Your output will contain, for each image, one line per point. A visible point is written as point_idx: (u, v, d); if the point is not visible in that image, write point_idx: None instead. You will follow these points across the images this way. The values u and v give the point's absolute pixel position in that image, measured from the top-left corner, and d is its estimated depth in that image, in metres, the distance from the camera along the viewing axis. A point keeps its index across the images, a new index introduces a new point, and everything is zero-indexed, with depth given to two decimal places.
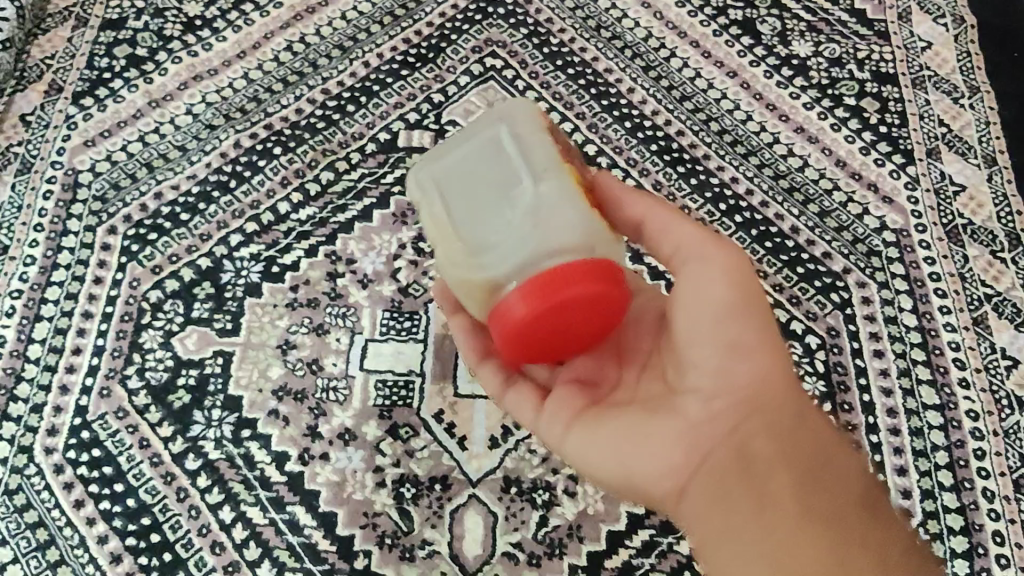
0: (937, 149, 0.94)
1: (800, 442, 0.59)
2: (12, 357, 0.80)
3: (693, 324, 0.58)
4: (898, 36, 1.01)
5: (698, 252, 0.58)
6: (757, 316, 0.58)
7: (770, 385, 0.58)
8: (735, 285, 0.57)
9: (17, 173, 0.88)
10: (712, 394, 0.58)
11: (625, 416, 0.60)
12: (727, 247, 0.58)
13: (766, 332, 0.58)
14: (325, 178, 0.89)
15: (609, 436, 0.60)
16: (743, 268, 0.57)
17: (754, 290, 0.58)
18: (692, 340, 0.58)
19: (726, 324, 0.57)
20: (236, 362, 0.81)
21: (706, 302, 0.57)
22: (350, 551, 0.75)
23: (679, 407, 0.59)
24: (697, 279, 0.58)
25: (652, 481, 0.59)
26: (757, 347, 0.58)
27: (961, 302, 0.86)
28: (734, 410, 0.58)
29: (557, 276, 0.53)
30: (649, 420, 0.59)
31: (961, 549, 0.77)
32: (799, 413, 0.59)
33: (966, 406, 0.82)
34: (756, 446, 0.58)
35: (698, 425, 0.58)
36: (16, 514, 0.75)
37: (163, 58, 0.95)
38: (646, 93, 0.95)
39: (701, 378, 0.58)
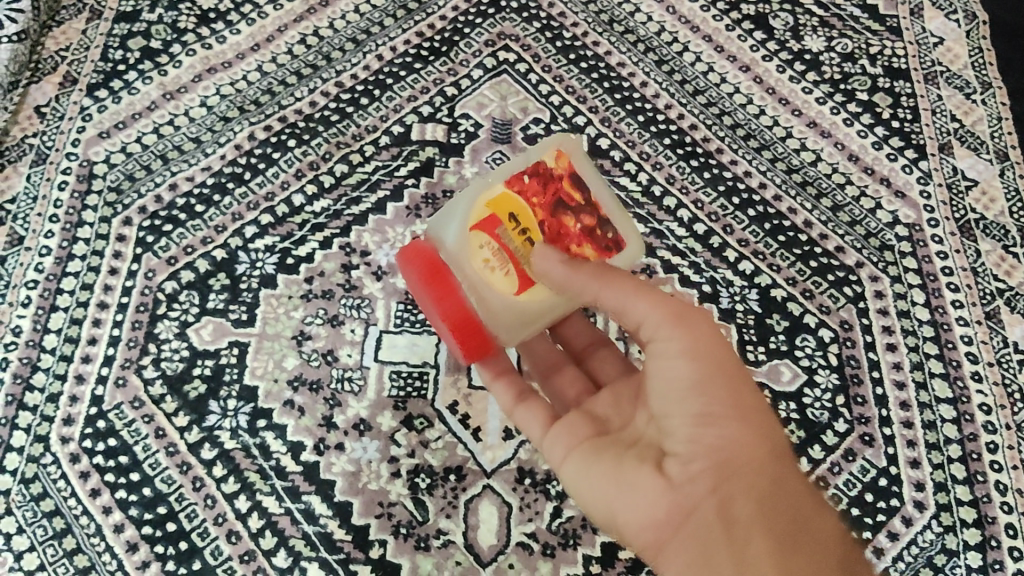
0: (950, 144, 0.94)
1: (781, 508, 0.56)
2: (28, 347, 0.80)
3: (668, 388, 0.57)
4: (910, 31, 1.01)
5: (662, 330, 0.57)
6: (726, 386, 0.56)
7: (742, 448, 0.56)
8: (695, 358, 0.56)
9: (32, 164, 0.88)
10: (688, 458, 0.55)
11: (607, 465, 0.58)
12: (691, 324, 0.57)
13: (740, 399, 0.56)
14: (339, 171, 0.89)
15: (595, 480, 0.58)
16: (698, 341, 0.57)
17: (720, 362, 0.56)
18: (668, 405, 0.57)
19: (694, 396, 0.56)
20: (252, 353, 0.81)
21: (676, 371, 0.56)
22: (365, 541, 0.76)
23: (660, 468, 0.56)
24: (665, 351, 0.57)
25: (633, 531, 0.57)
26: (727, 412, 0.56)
27: (974, 296, 0.87)
28: (713, 474, 0.55)
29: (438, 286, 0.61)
30: (632, 478, 0.57)
31: (975, 542, 0.77)
32: (785, 477, 0.57)
33: (979, 400, 0.82)
34: (735, 509, 0.55)
35: (677, 486, 0.55)
36: (32, 503, 0.75)
37: (177, 50, 0.95)
38: (659, 87, 0.95)
39: (677, 443, 0.56)
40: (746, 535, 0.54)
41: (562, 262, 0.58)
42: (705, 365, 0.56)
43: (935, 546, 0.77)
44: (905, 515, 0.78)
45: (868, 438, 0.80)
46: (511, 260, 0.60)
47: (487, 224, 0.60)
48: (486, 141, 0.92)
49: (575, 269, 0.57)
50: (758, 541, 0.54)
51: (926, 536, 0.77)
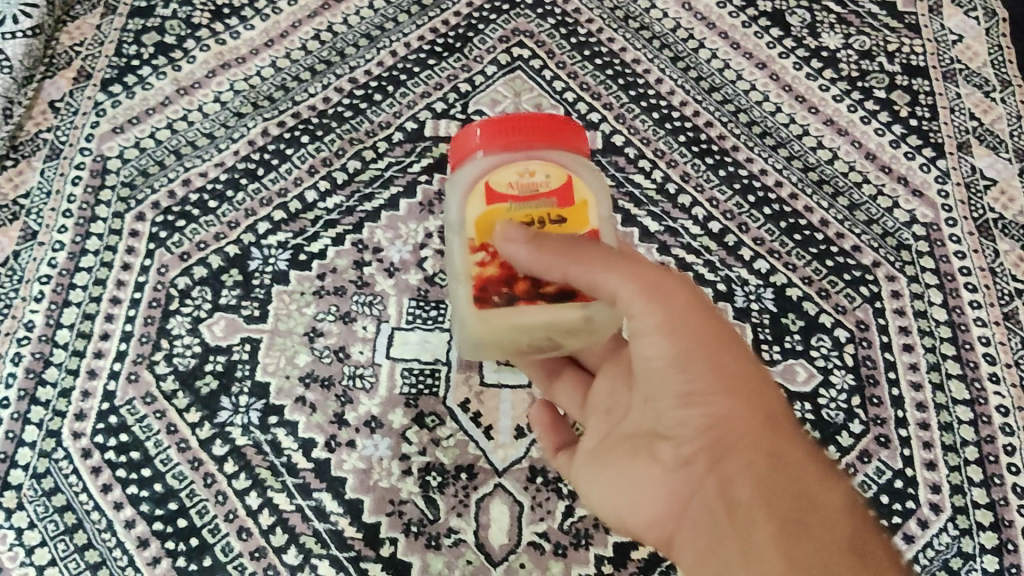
0: (969, 143, 0.93)
1: (782, 478, 0.53)
2: (41, 342, 0.80)
3: (653, 370, 0.56)
4: (929, 28, 1.00)
5: (634, 305, 0.54)
6: (705, 360, 0.54)
7: (732, 424, 0.54)
8: (670, 332, 0.54)
9: (46, 158, 0.88)
10: (679, 443, 0.55)
11: (614, 465, 0.59)
12: (662, 292, 0.54)
13: (724, 371, 0.55)
14: (352, 167, 0.89)
15: (604, 483, 0.59)
16: (680, 313, 0.54)
17: (697, 335, 0.54)
18: (656, 390, 0.56)
19: (675, 375, 0.55)
20: (264, 349, 0.81)
21: (657, 351, 0.55)
22: (375, 538, 0.75)
23: (656, 457, 0.56)
24: (645, 326, 0.55)
25: (646, 530, 0.58)
26: (712, 389, 0.54)
27: (992, 296, 0.86)
28: (707, 455, 0.54)
29: (543, 133, 0.57)
30: (633, 466, 0.57)
31: (991, 545, 0.76)
32: (784, 443, 0.54)
33: (996, 402, 0.81)
34: (735, 488, 0.53)
35: (672, 474, 0.55)
36: (44, 498, 0.75)
37: (191, 46, 0.95)
38: (674, 84, 0.94)
39: (668, 428, 0.56)
40: (749, 514, 0.52)
41: (529, 239, 0.54)
42: (683, 339, 0.54)
43: (950, 549, 0.76)
44: (920, 517, 0.77)
45: (883, 440, 0.79)
46: (524, 202, 0.56)
47: (563, 193, 0.57)
48: None
49: (536, 245, 0.53)
50: (761, 522, 0.51)
51: (942, 538, 0.76)
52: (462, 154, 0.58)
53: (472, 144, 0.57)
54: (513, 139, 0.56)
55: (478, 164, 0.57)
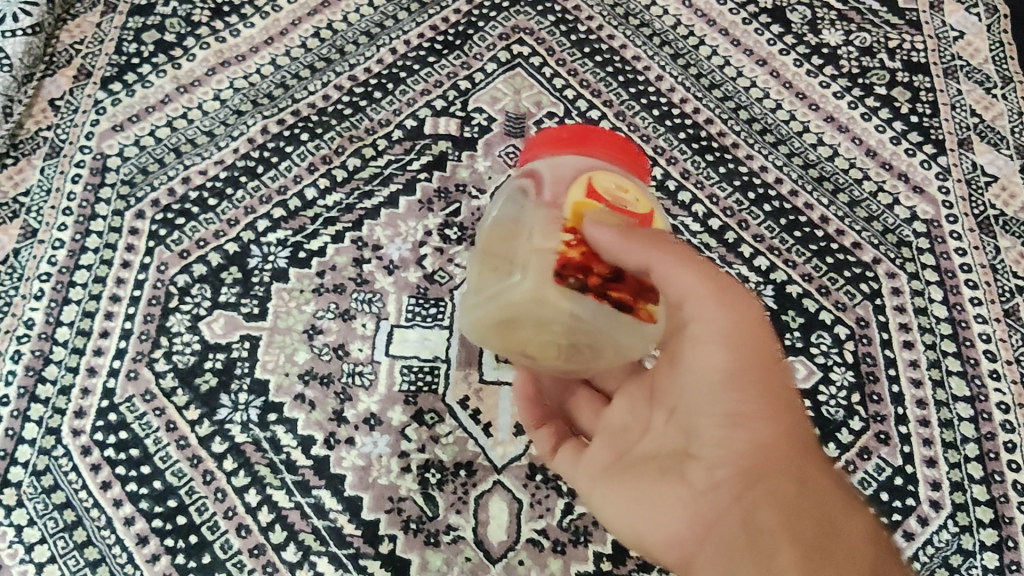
0: (970, 139, 0.93)
1: (810, 506, 0.52)
2: (41, 339, 0.80)
3: (701, 387, 0.56)
4: (930, 25, 1.00)
5: (705, 312, 0.56)
6: (760, 382, 0.55)
7: (771, 448, 0.54)
8: (733, 346, 0.55)
9: (46, 156, 0.88)
10: (712, 463, 0.54)
11: (636, 483, 0.57)
12: (732, 306, 0.56)
13: (773, 398, 0.55)
14: (352, 165, 0.89)
15: (625, 500, 0.58)
16: (741, 328, 0.56)
17: (754, 354, 0.56)
18: (698, 409, 0.56)
19: (726, 391, 0.55)
20: (263, 347, 0.81)
21: (711, 367, 0.56)
22: (374, 535, 0.75)
23: (684, 475, 0.55)
24: (705, 337, 0.56)
25: (664, 551, 0.56)
26: (758, 411, 0.54)
27: (992, 293, 0.85)
28: (739, 477, 0.53)
29: (631, 158, 0.62)
30: (658, 484, 0.56)
31: (992, 542, 0.76)
32: (816, 477, 0.54)
33: (997, 399, 0.81)
34: (759, 513, 0.52)
35: (698, 493, 0.54)
36: (44, 495, 0.75)
37: (191, 43, 0.95)
38: (674, 81, 0.94)
39: (703, 447, 0.55)
40: (771, 536, 0.50)
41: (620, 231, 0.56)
42: (742, 357, 0.55)
43: (950, 546, 0.76)
44: (920, 515, 0.77)
45: (883, 437, 0.79)
46: (622, 203, 0.58)
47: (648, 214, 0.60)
48: (499, 135, 0.91)
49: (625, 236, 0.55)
50: (784, 544, 0.50)
51: (942, 536, 0.76)
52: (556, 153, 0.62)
53: (580, 143, 0.61)
54: (611, 152, 0.61)
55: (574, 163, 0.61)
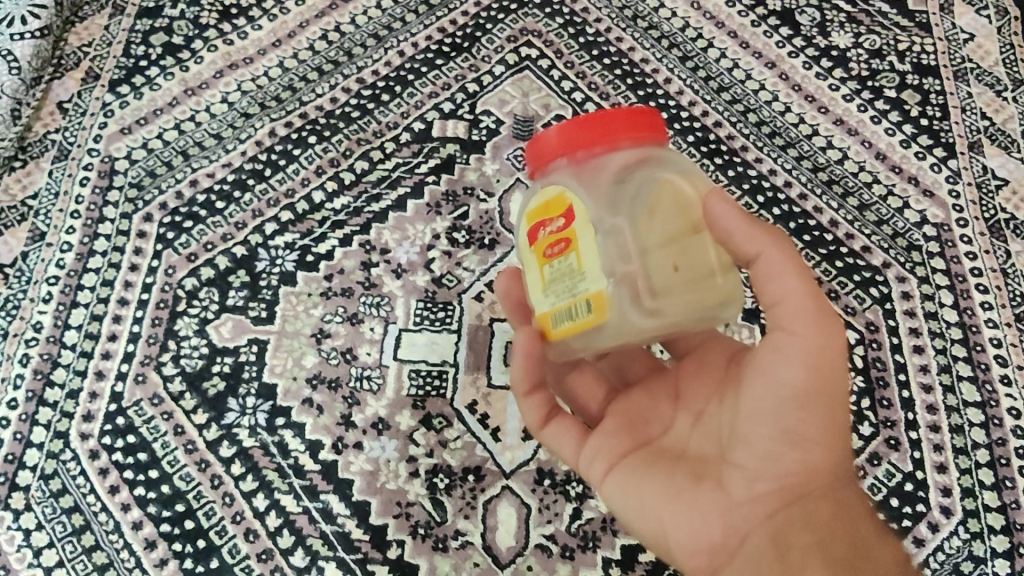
0: (980, 143, 0.93)
1: (843, 531, 0.51)
2: (49, 342, 0.80)
3: (763, 403, 0.50)
4: (940, 27, 0.99)
5: (794, 325, 0.48)
6: (828, 404, 0.50)
7: (817, 475, 0.52)
8: (813, 369, 0.49)
9: (54, 159, 0.88)
10: (754, 475, 0.51)
11: (660, 482, 0.54)
12: (830, 324, 0.48)
13: (835, 417, 0.51)
14: (359, 168, 0.88)
15: (648, 494, 0.54)
16: (832, 355, 0.49)
17: (833, 381, 0.50)
18: (748, 418, 0.51)
19: (791, 411, 0.50)
20: (271, 351, 0.81)
21: (782, 382, 0.49)
22: (383, 540, 0.75)
23: (720, 482, 0.52)
24: (780, 354, 0.49)
25: (685, 555, 0.53)
26: (817, 434, 0.51)
27: (1003, 297, 0.85)
28: (777, 496, 0.51)
29: (647, 136, 0.52)
30: (690, 490, 0.53)
31: (1003, 549, 0.76)
32: (851, 499, 0.53)
33: (1008, 404, 0.81)
34: (792, 538, 0.51)
35: (735, 504, 0.52)
36: (51, 499, 0.75)
37: (199, 46, 0.94)
38: (683, 84, 0.94)
39: (747, 457, 0.51)
40: (804, 559, 0.50)
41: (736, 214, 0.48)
42: (818, 379, 0.49)
43: (961, 553, 0.76)
44: (931, 521, 0.76)
45: (894, 442, 0.79)
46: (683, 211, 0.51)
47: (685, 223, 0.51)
48: (508, 139, 0.91)
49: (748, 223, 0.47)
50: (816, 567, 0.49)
51: (953, 542, 0.76)
52: (620, 136, 0.51)
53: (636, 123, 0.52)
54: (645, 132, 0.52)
55: (668, 154, 0.53)
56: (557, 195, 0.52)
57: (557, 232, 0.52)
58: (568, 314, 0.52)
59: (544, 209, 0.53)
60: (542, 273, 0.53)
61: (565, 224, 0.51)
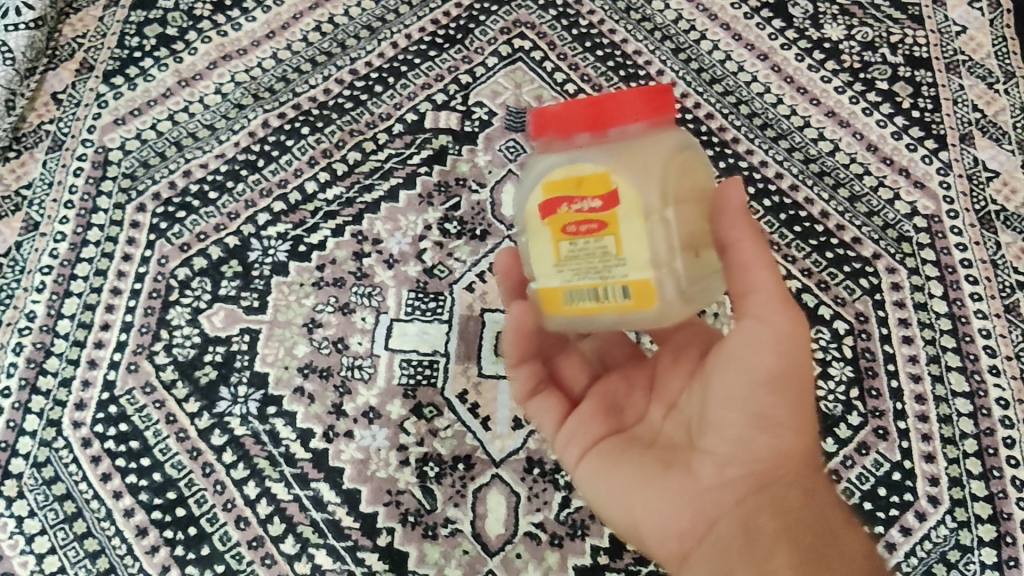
0: (971, 135, 0.93)
1: (817, 518, 0.50)
2: (42, 331, 0.81)
3: (731, 389, 0.51)
4: (932, 20, 0.99)
5: (762, 310, 0.49)
6: (796, 389, 0.51)
7: (787, 460, 0.52)
8: (782, 353, 0.49)
9: (48, 150, 0.89)
10: (725, 460, 0.52)
11: (632, 470, 0.55)
12: (797, 312, 0.49)
13: (803, 401, 0.52)
14: (352, 159, 0.89)
15: (621, 481, 0.55)
16: (797, 340, 0.49)
17: (801, 367, 0.51)
18: (718, 404, 0.52)
19: (762, 394, 0.50)
20: (263, 340, 0.81)
21: (751, 367, 0.50)
22: (373, 528, 0.76)
23: (690, 468, 0.53)
24: (748, 338, 0.50)
25: (657, 541, 0.54)
26: (785, 418, 0.51)
27: (993, 288, 0.85)
28: (748, 481, 0.51)
29: (662, 103, 0.49)
30: (661, 477, 0.53)
31: (990, 538, 0.76)
32: (821, 485, 0.52)
33: (996, 394, 0.81)
34: (761, 522, 0.50)
35: (705, 489, 0.52)
36: (44, 486, 0.76)
37: (193, 37, 0.95)
38: (675, 76, 0.94)
39: (716, 442, 0.52)
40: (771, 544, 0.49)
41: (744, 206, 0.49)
42: (788, 364, 0.50)
43: (948, 542, 0.76)
44: (918, 510, 0.77)
45: (882, 432, 0.79)
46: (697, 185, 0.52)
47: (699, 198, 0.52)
48: (500, 129, 0.91)
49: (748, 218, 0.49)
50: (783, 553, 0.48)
51: (940, 531, 0.76)
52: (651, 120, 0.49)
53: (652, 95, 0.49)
54: (661, 104, 0.49)
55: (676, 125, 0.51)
56: (596, 174, 0.49)
57: (593, 211, 0.49)
58: (591, 294, 0.51)
59: (572, 183, 0.49)
60: (559, 247, 0.50)
61: (602, 206, 0.49)
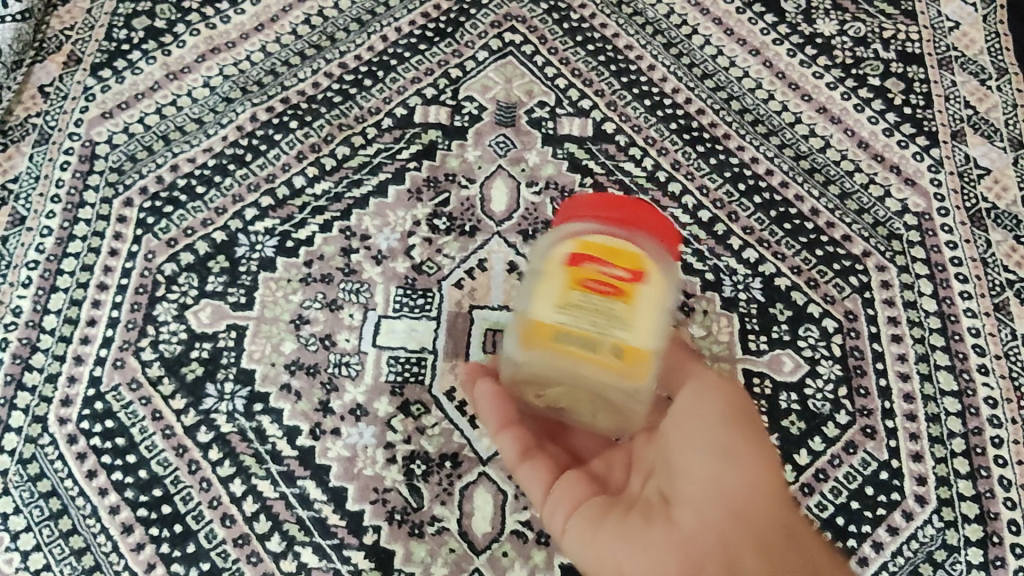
0: (963, 132, 0.92)
1: (787, 550, 0.55)
2: (28, 327, 0.80)
3: (695, 435, 0.57)
4: (925, 16, 0.99)
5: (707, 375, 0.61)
6: (748, 431, 0.58)
7: (761, 499, 0.55)
8: (728, 401, 0.59)
9: (35, 143, 0.88)
10: (703, 503, 0.54)
11: (613, 523, 0.57)
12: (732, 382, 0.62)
13: (762, 445, 0.57)
14: (341, 154, 0.88)
15: (607, 535, 0.57)
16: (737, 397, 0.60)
17: (745, 416, 0.59)
18: (685, 450, 0.57)
19: (722, 431, 0.57)
20: (250, 336, 0.81)
21: (704, 412, 0.59)
22: (359, 526, 0.75)
23: (670, 518, 0.55)
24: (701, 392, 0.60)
25: None
26: (750, 459, 0.56)
27: (983, 287, 0.85)
28: (727, 518, 0.54)
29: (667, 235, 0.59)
30: (647, 527, 0.55)
31: (976, 538, 0.76)
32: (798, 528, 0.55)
33: (984, 393, 0.81)
34: (744, 556, 0.53)
35: (688, 533, 0.54)
36: (29, 483, 0.75)
37: (181, 30, 0.94)
38: (666, 71, 0.94)
39: (692, 487, 0.55)
40: None
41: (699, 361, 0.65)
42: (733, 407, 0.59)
43: (935, 541, 0.76)
44: (905, 509, 0.76)
45: (870, 431, 0.79)
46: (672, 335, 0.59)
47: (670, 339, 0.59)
48: (490, 125, 0.91)
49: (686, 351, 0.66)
50: None
51: (927, 530, 0.76)
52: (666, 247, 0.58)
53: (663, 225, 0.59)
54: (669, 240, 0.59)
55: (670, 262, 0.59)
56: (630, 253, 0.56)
57: (617, 277, 0.55)
58: (581, 342, 0.55)
59: (606, 250, 0.56)
60: (569, 295, 0.55)
61: (628, 277, 0.55)
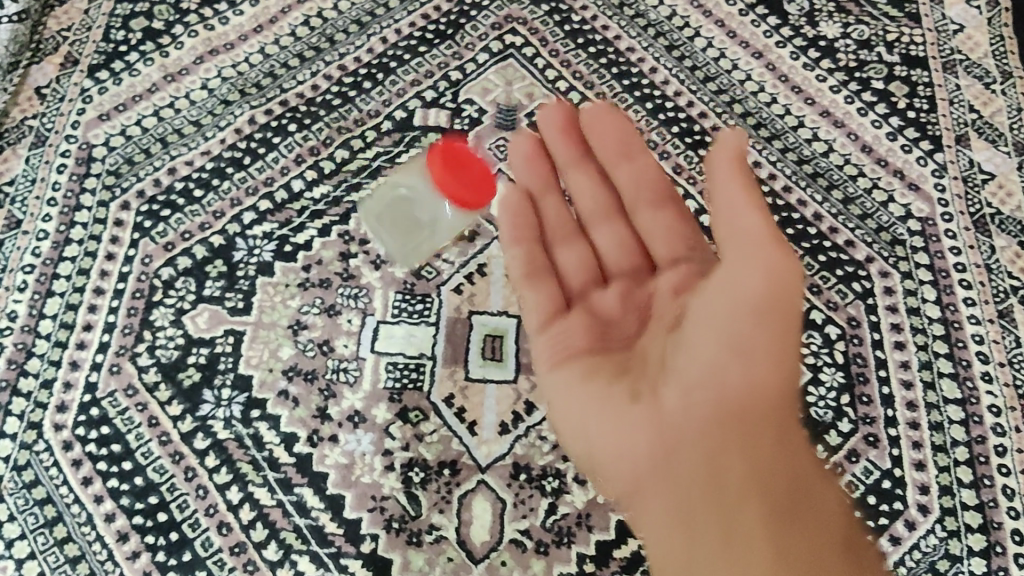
0: (967, 136, 0.92)
1: (781, 454, 0.58)
2: (23, 332, 0.80)
3: (711, 321, 0.58)
4: (930, 18, 0.98)
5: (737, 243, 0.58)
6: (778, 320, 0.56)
7: (761, 392, 0.58)
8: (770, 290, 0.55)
9: (31, 145, 0.87)
10: (692, 386, 0.59)
11: (603, 389, 0.61)
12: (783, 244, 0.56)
13: (786, 331, 0.57)
14: (340, 157, 0.88)
15: (595, 412, 0.61)
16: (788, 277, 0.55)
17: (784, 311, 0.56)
18: (699, 331, 0.58)
19: (742, 321, 0.56)
20: (247, 342, 0.80)
21: (738, 296, 0.56)
22: (357, 534, 0.75)
23: (656, 395, 0.60)
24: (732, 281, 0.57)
25: (616, 473, 0.61)
26: (761, 354, 0.57)
27: (986, 294, 0.84)
28: (716, 412, 0.58)
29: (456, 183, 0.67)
30: (631, 407, 0.60)
31: (979, 548, 0.75)
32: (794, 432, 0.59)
33: (988, 402, 0.80)
34: (730, 460, 0.57)
35: (669, 417, 0.59)
36: (24, 490, 0.75)
37: (179, 31, 0.93)
38: (668, 74, 0.93)
39: (690, 365, 0.59)
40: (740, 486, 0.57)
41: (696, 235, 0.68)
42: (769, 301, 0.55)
43: (938, 551, 0.75)
44: (908, 519, 0.76)
45: (872, 439, 0.78)
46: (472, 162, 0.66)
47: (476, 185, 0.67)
48: (490, 128, 0.90)
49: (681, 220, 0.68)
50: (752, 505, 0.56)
51: (929, 540, 0.76)
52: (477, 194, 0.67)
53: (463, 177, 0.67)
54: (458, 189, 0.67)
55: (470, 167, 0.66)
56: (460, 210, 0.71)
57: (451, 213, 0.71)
58: None
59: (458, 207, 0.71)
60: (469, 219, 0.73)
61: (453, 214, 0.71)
